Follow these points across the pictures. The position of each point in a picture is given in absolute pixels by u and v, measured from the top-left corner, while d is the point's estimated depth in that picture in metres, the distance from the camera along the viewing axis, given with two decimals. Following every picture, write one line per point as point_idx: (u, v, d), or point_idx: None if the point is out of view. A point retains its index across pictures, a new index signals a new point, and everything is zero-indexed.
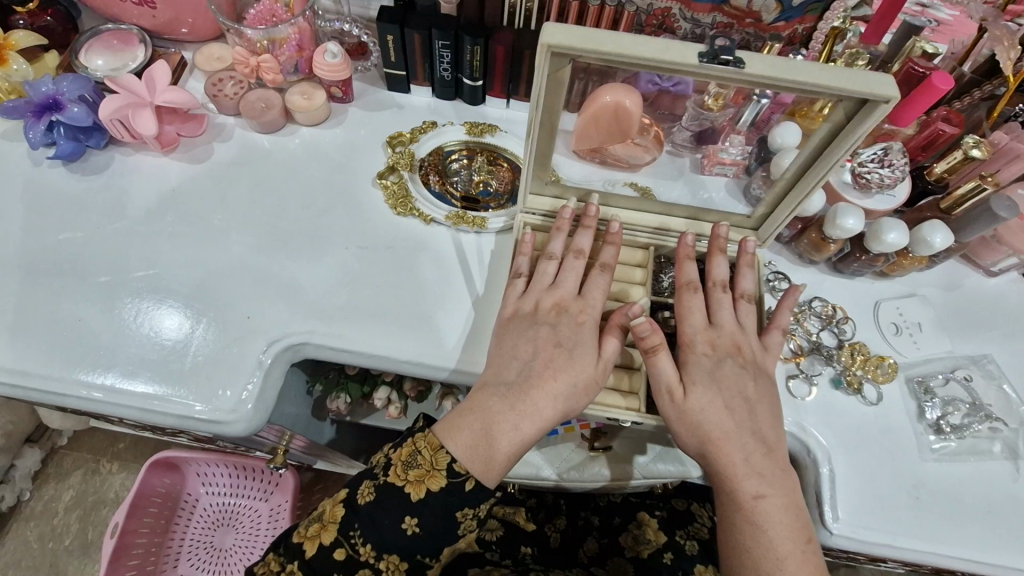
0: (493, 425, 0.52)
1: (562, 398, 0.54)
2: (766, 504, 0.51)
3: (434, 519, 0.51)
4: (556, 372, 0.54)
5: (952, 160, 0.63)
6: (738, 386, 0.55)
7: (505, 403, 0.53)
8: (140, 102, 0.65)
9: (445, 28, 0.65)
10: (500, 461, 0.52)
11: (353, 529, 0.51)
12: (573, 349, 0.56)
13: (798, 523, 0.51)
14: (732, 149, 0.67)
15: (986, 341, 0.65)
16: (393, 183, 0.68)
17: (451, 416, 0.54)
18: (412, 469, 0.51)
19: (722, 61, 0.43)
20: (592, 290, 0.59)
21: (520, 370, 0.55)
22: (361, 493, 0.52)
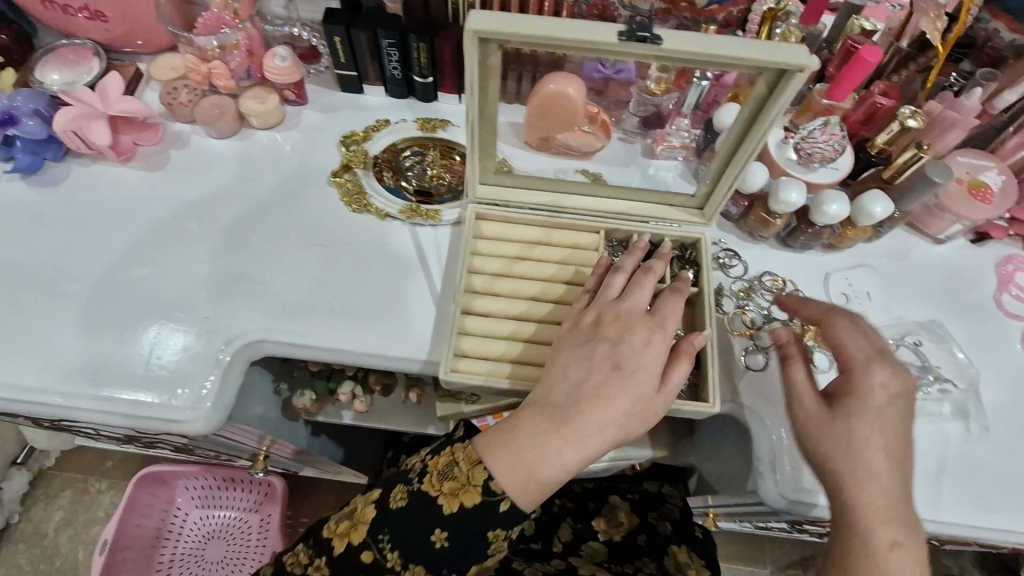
0: (536, 452, 0.50)
1: (610, 427, 0.51)
2: (900, 553, 0.48)
3: (464, 534, 0.51)
4: (606, 399, 0.51)
5: (892, 131, 0.64)
6: (899, 423, 0.51)
7: (547, 427, 0.51)
8: (94, 113, 0.66)
9: (390, 27, 0.67)
10: (531, 483, 0.50)
11: (382, 534, 0.52)
12: (631, 376, 0.52)
13: (913, 560, 0.49)
14: (679, 133, 0.70)
15: (934, 307, 0.67)
16: (347, 182, 0.69)
17: (497, 432, 0.52)
18: (447, 481, 0.51)
19: (639, 38, 0.45)
20: (669, 316, 0.56)
21: (569, 395, 0.52)
22: (393, 498, 0.53)
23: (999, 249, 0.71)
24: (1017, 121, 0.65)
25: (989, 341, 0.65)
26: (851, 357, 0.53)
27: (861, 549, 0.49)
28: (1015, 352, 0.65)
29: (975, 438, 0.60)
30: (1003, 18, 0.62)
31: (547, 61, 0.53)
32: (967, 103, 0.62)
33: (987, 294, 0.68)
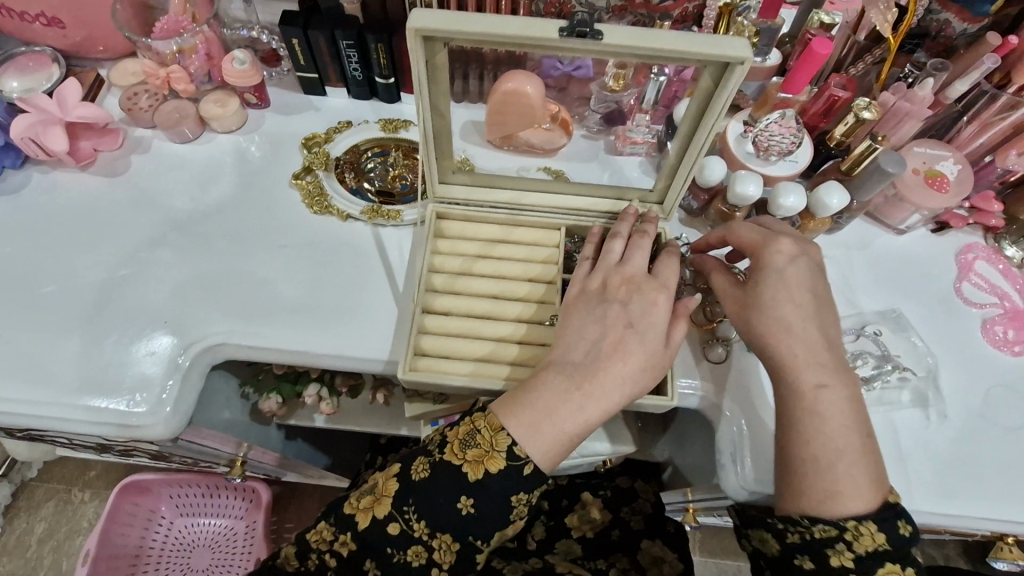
0: (557, 407, 0.51)
1: (632, 379, 0.53)
2: (829, 394, 0.52)
3: (490, 500, 0.51)
4: (625, 353, 0.53)
5: (849, 122, 0.64)
6: (809, 285, 0.54)
7: (569, 383, 0.52)
8: (52, 120, 0.66)
9: (347, 27, 0.66)
10: (559, 440, 0.51)
11: (408, 504, 0.51)
12: (644, 331, 0.54)
13: (854, 417, 0.52)
14: (640, 128, 0.70)
15: (894, 297, 0.67)
16: (308, 184, 0.69)
17: (515, 393, 0.53)
18: (470, 449, 0.51)
19: (580, 33, 0.45)
20: (669, 275, 0.58)
21: (587, 351, 0.54)
22: (415, 470, 0.52)
23: (959, 238, 0.71)
24: (971, 111, 0.65)
25: (948, 329, 0.66)
26: (754, 242, 0.56)
27: (800, 408, 0.52)
28: (975, 339, 0.65)
29: (935, 425, 0.61)
30: (952, 7, 0.63)
31: (497, 58, 0.54)
32: (919, 93, 0.63)
33: (947, 283, 0.69)
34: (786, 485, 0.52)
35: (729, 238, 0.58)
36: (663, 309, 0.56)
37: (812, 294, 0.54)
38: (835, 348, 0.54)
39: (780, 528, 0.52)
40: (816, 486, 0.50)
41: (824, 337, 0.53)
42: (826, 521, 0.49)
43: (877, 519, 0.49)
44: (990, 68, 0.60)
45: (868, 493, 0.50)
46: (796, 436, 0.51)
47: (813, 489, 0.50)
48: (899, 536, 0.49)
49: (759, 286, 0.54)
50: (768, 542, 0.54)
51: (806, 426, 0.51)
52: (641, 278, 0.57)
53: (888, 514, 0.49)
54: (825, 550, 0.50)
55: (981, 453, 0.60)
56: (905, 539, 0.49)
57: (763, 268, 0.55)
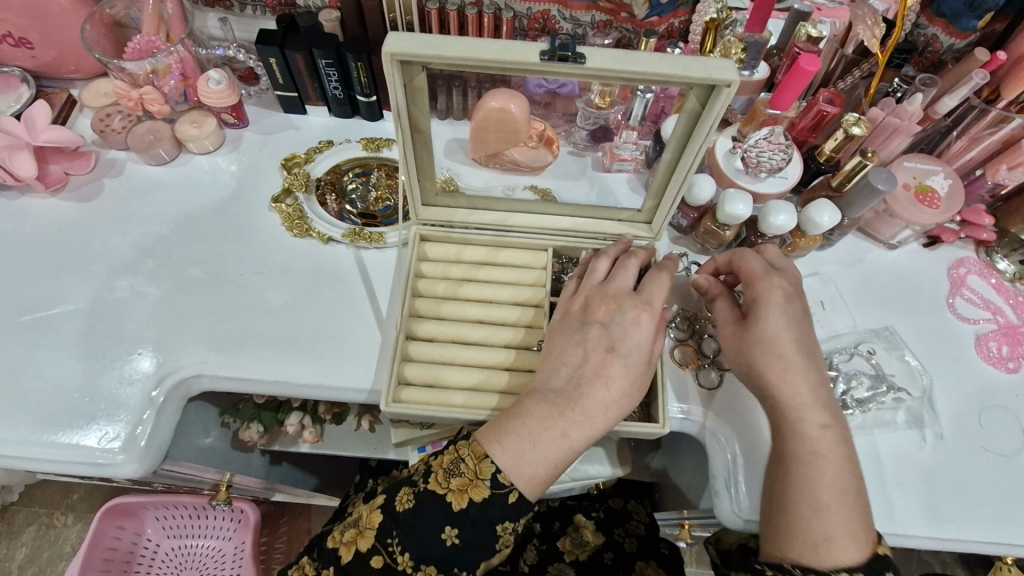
0: (540, 433, 0.49)
1: (615, 405, 0.51)
2: (829, 435, 0.51)
3: (475, 531, 0.48)
4: (608, 378, 0.52)
5: (839, 139, 0.63)
6: (801, 325, 0.53)
7: (552, 410, 0.51)
8: (19, 143, 0.64)
9: (325, 46, 0.64)
10: (541, 468, 0.49)
11: (391, 536, 0.48)
12: (627, 354, 0.53)
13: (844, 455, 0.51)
14: (627, 145, 0.70)
15: (887, 315, 0.66)
16: (288, 207, 0.67)
17: (498, 421, 0.51)
18: (454, 477, 0.49)
19: (561, 57, 0.44)
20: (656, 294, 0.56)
21: (568, 377, 0.53)
22: (400, 500, 0.49)
23: (951, 252, 0.71)
24: (960, 125, 0.65)
25: (941, 346, 0.65)
26: (753, 274, 0.56)
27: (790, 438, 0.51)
28: (968, 356, 0.64)
29: (930, 446, 0.60)
30: (939, 23, 0.63)
31: (480, 80, 0.52)
32: (909, 108, 0.62)
33: (940, 299, 0.68)
34: (782, 521, 0.50)
35: (736, 262, 0.58)
36: (646, 329, 0.54)
37: (802, 332, 0.54)
38: (818, 377, 0.53)
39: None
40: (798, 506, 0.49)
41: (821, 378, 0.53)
42: (817, 571, 0.47)
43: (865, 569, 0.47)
44: (980, 83, 0.59)
45: (856, 535, 0.48)
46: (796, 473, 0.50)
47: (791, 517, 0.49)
48: None
49: (759, 319, 0.54)
50: None
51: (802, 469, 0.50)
52: (623, 294, 0.56)
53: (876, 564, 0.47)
54: None
55: (978, 475, 0.58)
56: None
57: (762, 303, 0.54)
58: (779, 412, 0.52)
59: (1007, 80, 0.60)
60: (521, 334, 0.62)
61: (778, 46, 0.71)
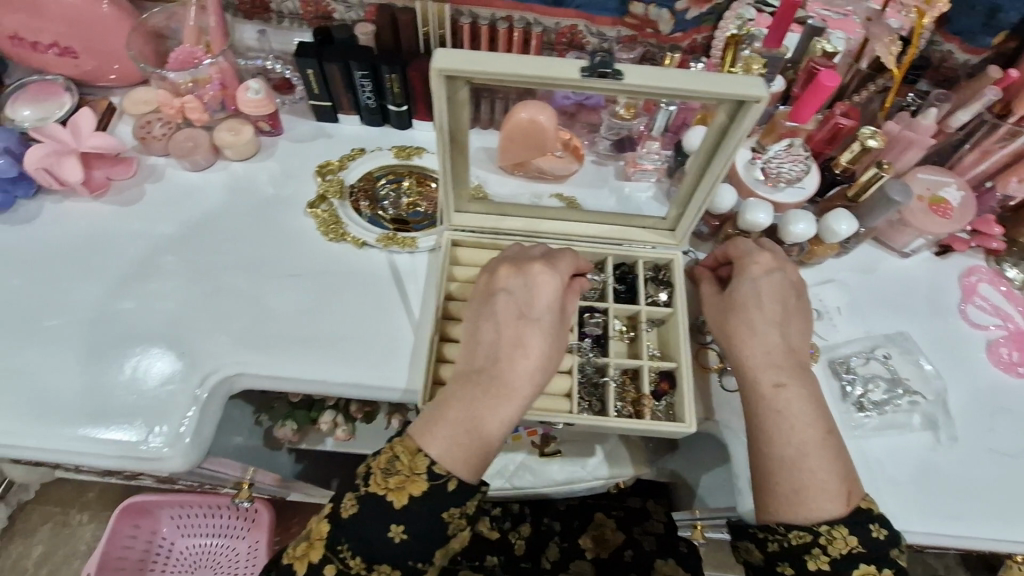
0: (472, 414, 0.53)
1: (537, 370, 0.55)
2: (787, 393, 0.55)
3: (422, 523, 0.50)
4: (527, 347, 0.55)
5: (854, 151, 0.66)
6: (780, 298, 0.58)
7: (475, 388, 0.54)
8: (66, 149, 0.66)
9: (362, 58, 0.67)
10: (477, 448, 0.52)
11: (341, 544, 0.50)
12: (540, 318, 0.57)
13: (813, 412, 0.54)
14: (651, 155, 0.73)
15: (902, 320, 0.69)
16: (324, 212, 0.69)
17: (429, 414, 0.54)
18: (391, 476, 0.51)
19: (601, 73, 0.46)
20: (560, 260, 0.61)
21: (487, 354, 0.56)
22: (345, 507, 0.51)
23: (962, 261, 0.73)
24: (973, 138, 0.67)
25: (955, 351, 0.67)
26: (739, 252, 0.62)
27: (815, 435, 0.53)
28: (980, 362, 0.67)
29: (944, 447, 0.62)
30: (954, 40, 0.66)
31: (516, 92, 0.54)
32: (923, 123, 0.65)
33: (952, 306, 0.70)
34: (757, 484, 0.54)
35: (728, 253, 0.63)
36: (551, 285, 0.58)
37: (783, 306, 0.58)
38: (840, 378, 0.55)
39: (761, 537, 0.53)
40: (769, 460, 0.53)
41: (786, 343, 0.57)
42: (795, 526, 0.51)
43: (850, 523, 0.50)
44: (991, 100, 0.61)
45: (832, 490, 0.51)
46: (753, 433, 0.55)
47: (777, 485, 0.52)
48: (875, 539, 0.50)
49: (736, 291, 0.60)
50: (752, 552, 0.54)
51: (772, 428, 0.54)
52: (526, 258, 0.61)
53: (860, 517, 0.50)
54: (802, 556, 0.51)
55: (991, 475, 0.61)
56: (882, 542, 0.50)
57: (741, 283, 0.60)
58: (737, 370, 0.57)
59: (1018, 97, 0.62)
60: None
61: (790, 61, 0.71)
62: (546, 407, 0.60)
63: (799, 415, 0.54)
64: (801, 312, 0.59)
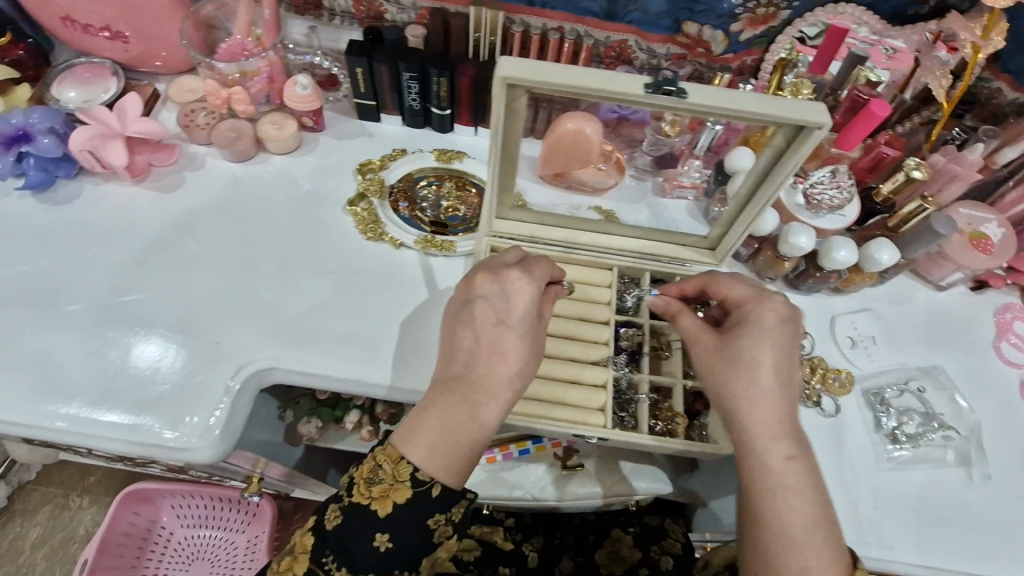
0: (451, 421, 0.51)
1: (516, 374, 0.53)
2: (796, 466, 0.50)
3: (406, 530, 0.51)
4: (505, 352, 0.53)
5: (898, 180, 0.66)
6: (787, 350, 0.53)
7: (455, 396, 0.52)
8: (111, 133, 0.66)
9: (411, 60, 0.67)
10: (459, 454, 0.51)
11: (325, 556, 0.50)
12: (517, 324, 0.54)
13: (822, 485, 0.50)
14: (691, 173, 0.73)
15: (937, 353, 0.68)
16: (363, 210, 0.69)
17: (409, 420, 0.52)
18: (375, 485, 0.51)
19: (666, 91, 0.47)
20: (537, 266, 0.57)
21: (465, 360, 0.54)
22: (328, 518, 0.51)
23: (998, 297, 0.72)
24: (1017, 175, 0.67)
25: (988, 387, 0.67)
26: (743, 298, 0.56)
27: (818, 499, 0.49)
28: (1014, 399, 0.66)
29: (976, 485, 0.61)
30: (1003, 77, 0.66)
31: (574, 104, 0.54)
32: (969, 158, 0.64)
33: (987, 341, 0.70)
34: (754, 555, 0.49)
35: (710, 287, 0.59)
36: (527, 293, 0.54)
37: (789, 359, 0.53)
38: None
39: None
40: (774, 537, 0.48)
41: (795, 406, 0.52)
42: None
43: None
44: None
45: (840, 569, 0.46)
46: (760, 511, 0.49)
47: (782, 562, 0.47)
48: None
49: (740, 338, 0.53)
50: None
51: (785, 503, 0.48)
52: (500, 265, 0.57)
53: None
54: None
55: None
56: None
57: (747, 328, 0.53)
58: (741, 433, 0.51)
59: None
60: (592, 349, 0.65)
61: (830, 86, 0.69)
62: (566, 417, 0.61)
63: (810, 494, 0.49)
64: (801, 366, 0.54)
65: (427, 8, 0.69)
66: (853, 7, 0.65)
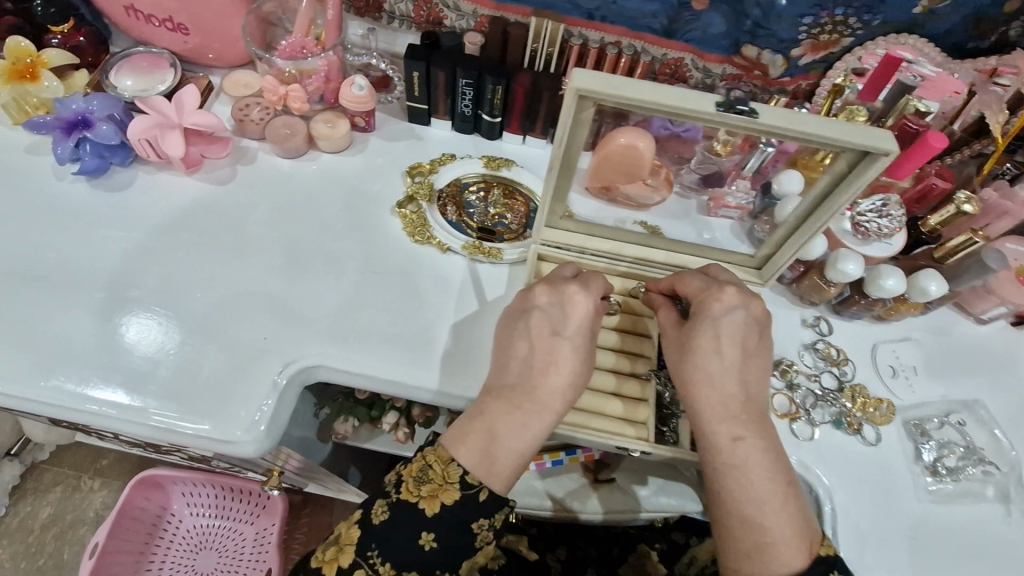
0: (503, 427, 0.51)
1: (569, 386, 0.53)
2: (745, 447, 0.50)
3: (451, 532, 0.51)
4: (558, 363, 0.53)
5: (947, 213, 0.67)
6: (741, 336, 0.54)
7: (508, 404, 0.52)
8: (168, 124, 0.67)
9: (469, 67, 0.68)
10: (507, 461, 0.51)
11: (371, 550, 0.50)
12: (571, 336, 0.54)
13: (776, 466, 0.50)
14: (738, 194, 0.67)
15: (977, 387, 0.68)
16: (411, 213, 0.69)
17: (461, 424, 0.52)
18: (424, 484, 0.51)
19: (739, 111, 0.47)
20: (594, 280, 0.58)
21: (520, 370, 0.54)
22: (375, 513, 0.51)
23: None
24: None
25: None
26: (697, 291, 0.57)
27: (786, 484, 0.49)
28: None
29: (1016, 522, 0.61)
30: None
31: (628, 117, 0.53)
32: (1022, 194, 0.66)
33: None
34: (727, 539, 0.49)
35: (674, 283, 0.60)
36: (584, 307, 0.55)
37: (743, 345, 0.54)
38: None
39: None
40: (731, 516, 0.49)
41: (745, 391, 0.53)
42: None
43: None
44: None
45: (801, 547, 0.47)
46: (715, 489, 0.50)
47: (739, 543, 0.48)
48: None
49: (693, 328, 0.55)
50: None
51: (737, 482, 0.49)
52: (560, 279, 0.58)
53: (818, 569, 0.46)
54: None
55: None
56: None
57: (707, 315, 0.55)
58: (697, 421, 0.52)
59: None
60: (632, 362, 0.65)
61: (877, 114, 0.67)
62: (605, 428, 0.61)
63: (763, 472, 0.49)
64: (762, 353, 0.55)
65: (486, 15, 0.70)
66: (914, 38, 0.65)
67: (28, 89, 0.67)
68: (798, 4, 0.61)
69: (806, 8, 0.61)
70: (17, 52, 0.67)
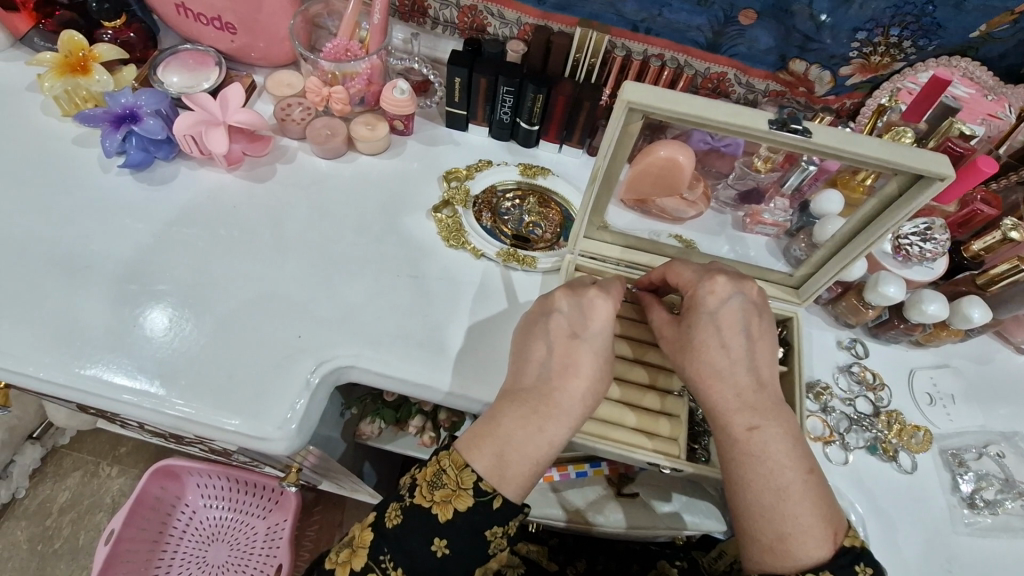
0: (529, 429, 0.51)
1: (589, 393, 0.52)
2: None
3: (464, 539, 0.50)
4: (577, 368, 0.52)
5: (991, 240, 0.65)
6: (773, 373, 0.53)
7: (526, 409, 0.51)
8: (213, 120, 0.68)
9: (511, 74, 0.68)
10: (529, 463, 0.50)
11: (383, 554, 0.49)
12: (591, 340, 0.53)
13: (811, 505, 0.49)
14: (775, 212, 0.67)
15: (1018, 419, 0.66)
16: (446, 218, 0.70)
17: (478, 429, 0.52)
18: (437, 489, 0.50)
19: (791, 129, 0.47)
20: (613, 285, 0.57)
21: (537, 373, 0.53)
22: (389, 517, 0.51)
23: None
24: None
25: None
26: (689, 281, 0.56)
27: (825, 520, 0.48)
28: None
29: None
30: None
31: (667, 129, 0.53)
32: None
33: None
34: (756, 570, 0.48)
35: (667, 276, 0.59)
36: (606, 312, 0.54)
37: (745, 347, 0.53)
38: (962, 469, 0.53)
39: None
40: (767, 536, 0.47)
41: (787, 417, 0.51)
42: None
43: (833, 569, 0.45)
44: None
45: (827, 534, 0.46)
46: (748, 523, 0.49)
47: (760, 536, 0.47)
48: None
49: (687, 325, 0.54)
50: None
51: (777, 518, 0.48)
52: (581, 285, 0.57)
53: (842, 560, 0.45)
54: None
55: None
56: None
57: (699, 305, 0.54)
58: None
59: None
60: (660, 376, 0.64)
61: (918, 135, 0.66)
62: (629, 439, 0.60)
63: None
64: None
65: (531, 24, 0.71)
66: (967, 61, 0.64)
67: (79, 82, 0.69)
68: (852, 17, 0.61)
69: (860, 22, 0.61)
70: (71, 45, 0.68)
